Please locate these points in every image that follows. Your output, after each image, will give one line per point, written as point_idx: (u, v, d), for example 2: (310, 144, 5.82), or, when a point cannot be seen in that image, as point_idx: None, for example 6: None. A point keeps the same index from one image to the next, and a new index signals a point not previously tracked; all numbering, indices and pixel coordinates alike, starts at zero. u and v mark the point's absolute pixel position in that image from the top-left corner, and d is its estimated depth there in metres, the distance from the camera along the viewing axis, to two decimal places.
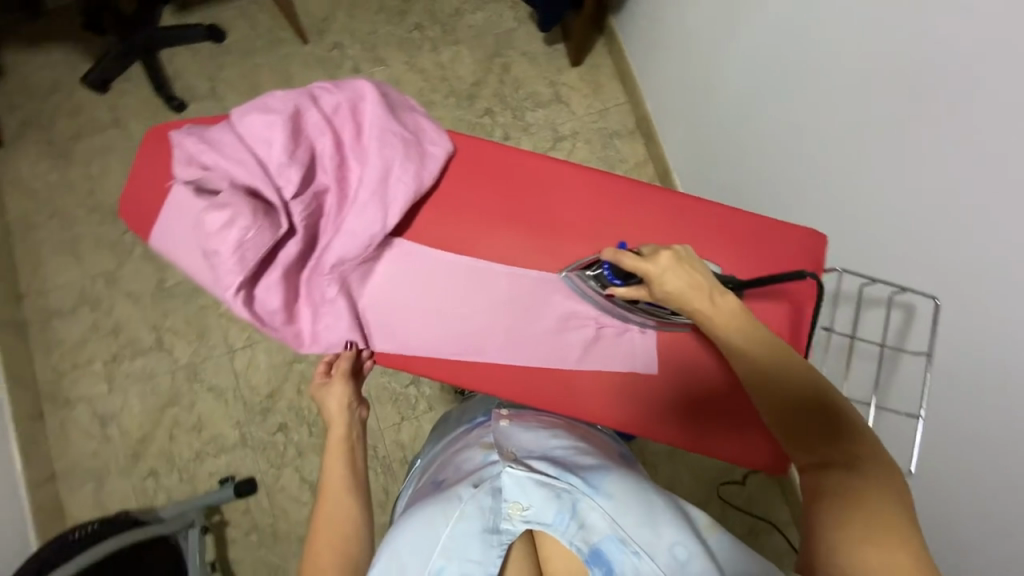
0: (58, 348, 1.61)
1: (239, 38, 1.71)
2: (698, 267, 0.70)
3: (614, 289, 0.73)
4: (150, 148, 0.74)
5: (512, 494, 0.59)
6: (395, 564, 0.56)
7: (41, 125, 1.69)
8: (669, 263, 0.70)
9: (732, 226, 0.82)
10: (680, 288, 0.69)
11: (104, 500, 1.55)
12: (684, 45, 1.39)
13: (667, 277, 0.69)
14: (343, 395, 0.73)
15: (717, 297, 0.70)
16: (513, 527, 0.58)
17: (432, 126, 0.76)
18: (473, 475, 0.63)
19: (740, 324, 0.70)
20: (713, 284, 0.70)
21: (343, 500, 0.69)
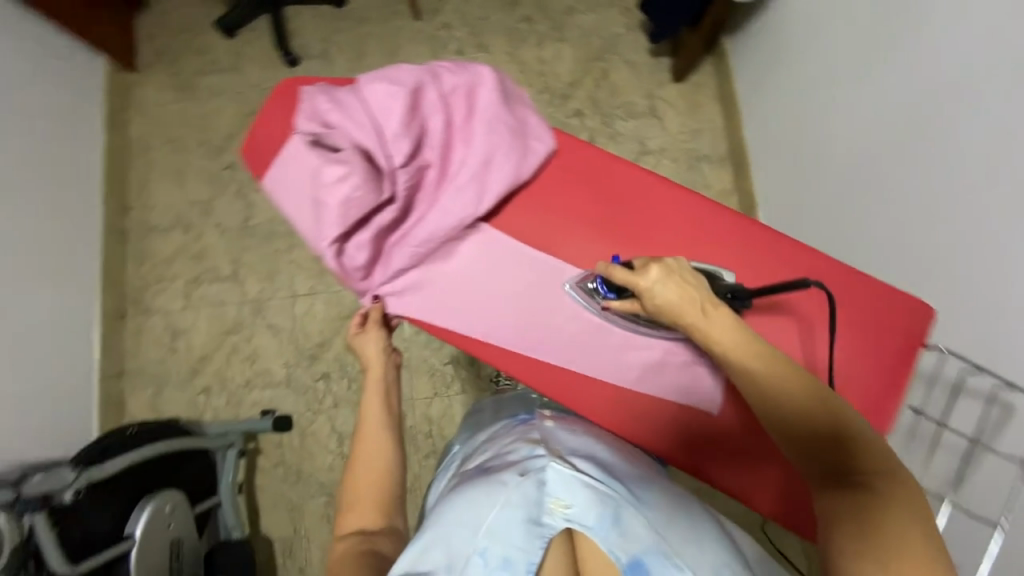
0: (149, 261, 1.78)
1: (357, 5, 1.79)
2: (688, 276, 0.66)
3: (608, 302, 0.71)
4: (281, 98, 0.80)
5: (557, 489, 0.58)
6: (440, 537, 0.57)
7: (172, 59, 1.85)
8: (659, 276, 0.65)
9: (827, 276, 0.78)
10: (671, 302, 0.65)
11: (161, 404, 1.71)
12: (802, 79, 1.31)
13: (658, 290, 0.65)
14: (377, 345, 0.75)
15: (711, 311, 0.64)
16: (555, 522, 0.57)
17: (540, 122, 0.76)
18: (517, 464, 0.62)
19: (735, 338, 0.63)
20: (705, 295, 0.65)
21: (381, 451, 0.71)
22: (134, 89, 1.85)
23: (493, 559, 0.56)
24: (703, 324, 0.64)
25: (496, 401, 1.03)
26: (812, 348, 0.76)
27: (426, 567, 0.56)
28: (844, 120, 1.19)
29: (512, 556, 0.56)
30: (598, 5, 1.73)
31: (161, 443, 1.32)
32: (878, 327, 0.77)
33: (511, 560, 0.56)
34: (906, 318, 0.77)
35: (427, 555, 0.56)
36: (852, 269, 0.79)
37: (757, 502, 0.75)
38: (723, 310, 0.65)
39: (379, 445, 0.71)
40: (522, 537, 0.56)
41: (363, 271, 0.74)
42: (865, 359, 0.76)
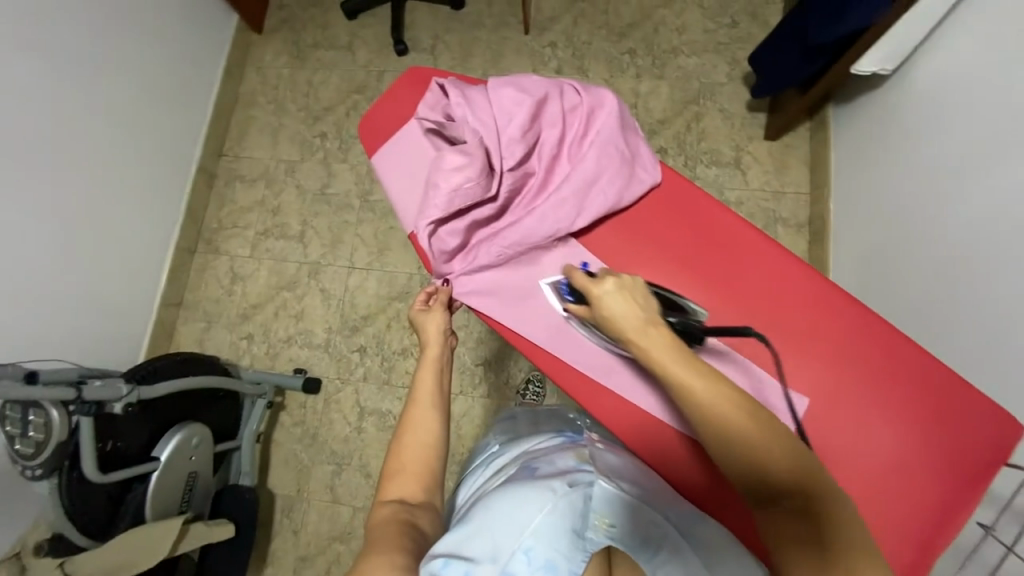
0: (229, 206, 1.90)
1: (472, 10, 1.87)
2: (640, 292, 0.65)
3: (567, 305, 0.72)
4: (410, 82, 0.85)
5: (601, 507, 0.62)
6: (486, 533, 0.55)
7: (294, 27, 1.99)
8: (612, 288, 0.65)
9: (909, 368, 0.74)
10: (616, 313, 0.63)
11: (206, 340, 1.80)
12: (901, 163, 1.25)
13: (607, 300, 0.64)
14: (437, 326, 0.75)
15: (651, 327, 0.62)
16: (598, 538, 0.59)
17: (650, 154, 0.77)
18: (565, 475, 0.65)
19: (682, 363, 0.59)
20: (652, 317, 0.63)
21: (428, 433, 0.72)
22: (254, 48, 2.00)
23: (536, 561, 0.55)
24: (646, 340, 0.61)
25: (531, 412, 1.03)
26: (875, 437, 0.72)
27: (472, 554, 0.53)
28: (940, 214, 1.12)
29: (555, 560, 0.56)
30: (705, 51, 1.74)
31: (206, 378, 1.37)
32: (958, 429, 0.72)
33: (555, 566, 0.55)
34: (990, 429, 0.72)
35: (472, 541, 0.54)
36: (934, 362, 0.74)
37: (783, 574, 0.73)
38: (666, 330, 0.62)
39: (427, 428, 0.72)
40: (567, 544, 0.57)
41: (448, 257, 0.76)
42: (933, 465, 0.72)
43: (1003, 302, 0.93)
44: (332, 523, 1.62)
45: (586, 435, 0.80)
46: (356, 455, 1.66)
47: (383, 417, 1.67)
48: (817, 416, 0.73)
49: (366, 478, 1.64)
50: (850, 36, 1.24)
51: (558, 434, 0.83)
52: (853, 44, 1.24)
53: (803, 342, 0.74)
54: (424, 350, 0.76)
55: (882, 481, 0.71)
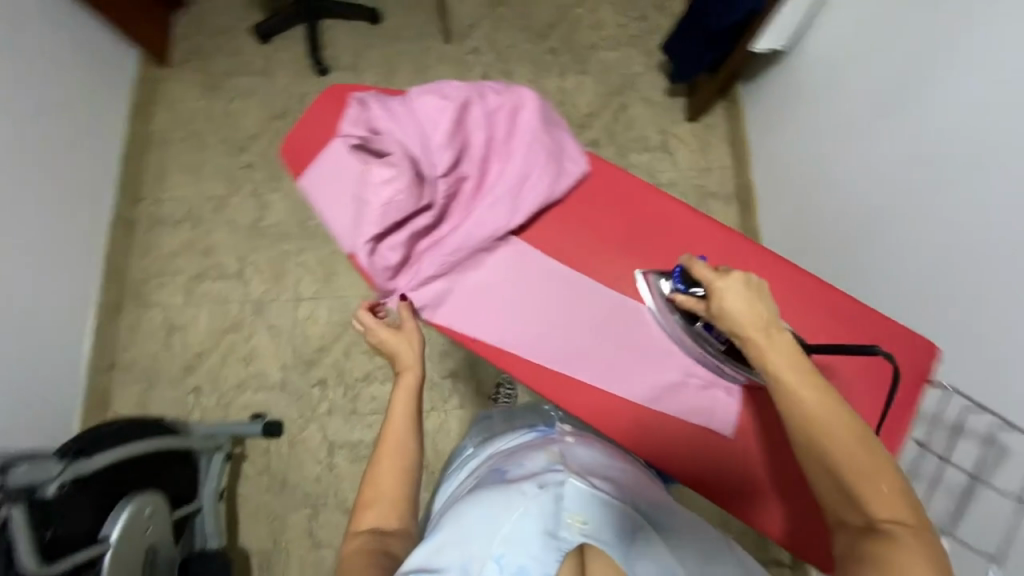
0: (153, 254, 1.76)
1: (391, 25, 1.85)
2: (767, 292, 0.63)
3: (676, 294, 0.70)
4: (328, 101, 0.83)
5: (574, 505, 0.62)
6: (455, 542, 0.60)
7: (202, 58, 1.88)
8: (737, 282, 0.63)
9: (843, 315, 0.80)
10: (736, 308, 0.62)
11: (149, 400, 1.66)
12: (809, 128, 1.36)
13: (730, 294, 0.62)
14: (389, 341, 0.72)
15: (773, 332, 0.61)
16: (573, 537, 0.58)
17: (575, 145, 0.78)
18: (535, 477, 0.67)
19: (785, 356, 0.60)
20: (774, 318, 0.62)
21: (403, 453, 0.70)
22: (161, 83, 1.88)
23: (508, 569, 0.56)
24: (764, 337, 0.61)
25: (502, 413, 1.02)
26: None
27: (439, 564, 0.59)
28: (850, 171, 1.22)
29: (528, 567, 0.56)
30: (621, 44, 1.81)
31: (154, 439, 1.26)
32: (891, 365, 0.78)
33: (527, 572, 0.56)
34: (912, 357, 0.79)
35: (444, 553, 0.60)
36: (864, 306, 0.81)
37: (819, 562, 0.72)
38: (787, 336, 0.61)
39: (399, 449, 0.70)
40: (539, 548, 0.57)
41: (391, 272, 0.74)
42: (872, 401, 0.77)
43: (919, 245, 1.03)
44: (316, 570, 1.53)
45: (556, 429, 0.81)
46: (331, 493, 1.58)
47: (354, 449, 1.60)
48: None
49: (347, 514, 1.57)
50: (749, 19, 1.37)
51: (526, 432, 0.83)
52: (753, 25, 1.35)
53: None
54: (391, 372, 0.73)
55: None
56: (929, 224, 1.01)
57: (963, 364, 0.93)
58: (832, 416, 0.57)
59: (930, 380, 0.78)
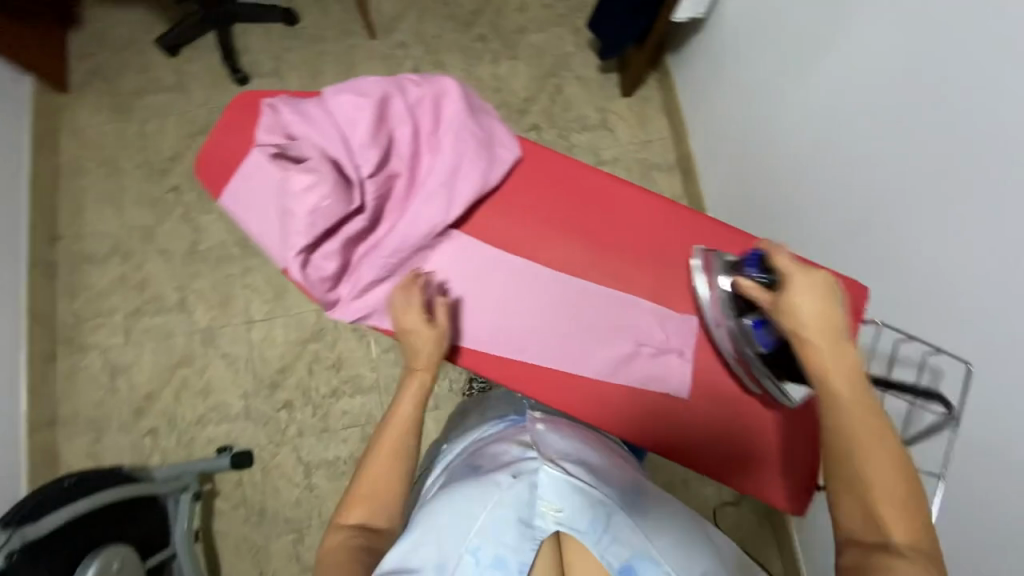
0: (82, 295, 1.63)
1: (310, 24, 1.76)
2: (839, 302, 0.63)
3: (741, 277, 0.69)
4: (241, 110, 0.78)
5: (548, 493, 0.64)
6: (430, 536, 0.61)
7: (106, 78, 1.74)
8: (812, 284, 0.63)
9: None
10: (806, 305, 0.62)
11: (101, 451, 1.55)
12: (734, 91, 1.40)
13: (802, 291, 0.63)
14: (416, 331, 0.69)
15: (837, 345, 0.61)
16: (547, 525, 0.62)
17: (505, 130, 0.77)
18: (509, 466, 0.69)
19: (845, 368, 0.60)
20: (842, 327, 0.62)
21: (395, 441, 0.68)
22: (63, 110, 1.72)
23: (485, 559, 0.59)
24: (829, 346, 0.61)
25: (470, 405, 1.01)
26: None
27: (416, 563, 0.60)
28: (776, 129, 1.27)
29: (504, 555, 0.60)
30: (549, 25, 1.80)
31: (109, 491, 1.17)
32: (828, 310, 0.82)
33: (504, 559, 0.60)
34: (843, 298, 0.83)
35: (418, 550, 0.61)
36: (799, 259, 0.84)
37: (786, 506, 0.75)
38: (851, 350, 0.61)
39: (396, 443, 0.68)
40: (515, 537, 0.61)
41: (330, 282, 0.71)
42: None
43: (842, 193, 1.09)
44: None
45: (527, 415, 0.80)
46: (314, 515, 1.54)
47: (332, 467, 1.56)
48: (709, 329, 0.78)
49: None
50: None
51: (497, 423, 0.84)
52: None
53: None
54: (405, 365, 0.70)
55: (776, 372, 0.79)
56: (847, 172, 1.07)
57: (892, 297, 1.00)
58: (876, 434, 0.58)
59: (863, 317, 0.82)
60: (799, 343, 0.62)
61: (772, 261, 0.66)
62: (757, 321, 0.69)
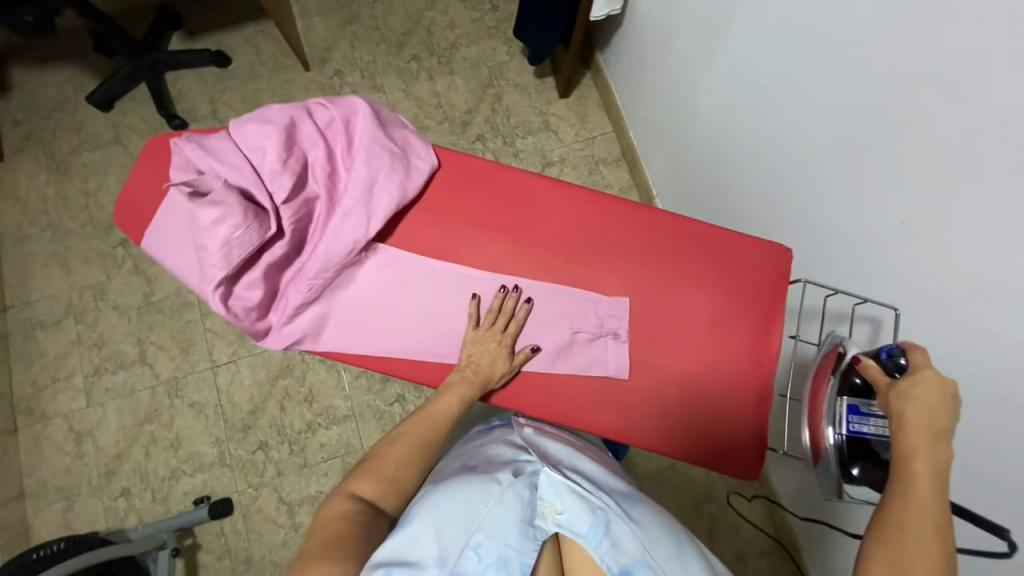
0: (37, 362, 1.59)
1: (243, 64, 1.78)
2: (954, 416, 0.57)
3: (868, 358, 0.64)
4: (157, 151, 0.78)
5: (548, 494, 0.66)
6: (431, 526, 0.61)
7: (41, 140, 1.72)
8: (936, 384, 0.57)
9: (709, 240, 0.83)
10: (920, 394, 0.57)
11: (72, 520, 1.49)
12: (658, 78, 1.43)
13: (919, 383, 0.58)
14: (500, 351, 0.76)
15: (937, 445, 0.55)
16: (546, 525, 0.64)
17: (420, 140, 0.79)
18: (509, 464, 0.70)
19: (933, 466, 0.55)
20: (947, 433, 0.56)
21: (428, 426, 0.72)
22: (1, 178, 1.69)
23: (486, 557, 0.60)
24: (926, 442, 0.55)
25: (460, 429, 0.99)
26: (694, 307, 0.81)
27: (415, 555, 0.59)
28: (695, 109, 1.30)
29: (507, 555, 0.61)
30: (480, 38, 1.85)
31: (102, 551, 1.14)
32: (758, 277, 0.82)
33: (506, 559, 0.60)
34: (771, 259, 0.83)
35: (417, 543, 0.60)
36: (727, 230, 0.84)
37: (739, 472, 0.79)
38: (947, 452, 0.55)
39: (432, 427, 0.73)
40: (517, 538, 0.62)
41: (257, 312, 0.72)
42: (744, 312, 0.81)
43: (761, 163, 1.13)
44: None
45: (511, 420, 0.81)
46: None
47: (315, 502, 1.53)
48: (637, 309, 0.80)
49: None
50: None
51: (483, 428, 0.83)
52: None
53: (617, 255, 0.81)
54: (458, 366, 0.75)
55: (712, 344, 0.80)
56: (760, 142, 1.12)
57: (818, 256, 1.03)
58: (935, 534, 0.52)
59: (790, 278, 0.82)
60: (896, 423, 0.58)
61: (905, 357, 0.61)
62: (854, 404, 0.66)
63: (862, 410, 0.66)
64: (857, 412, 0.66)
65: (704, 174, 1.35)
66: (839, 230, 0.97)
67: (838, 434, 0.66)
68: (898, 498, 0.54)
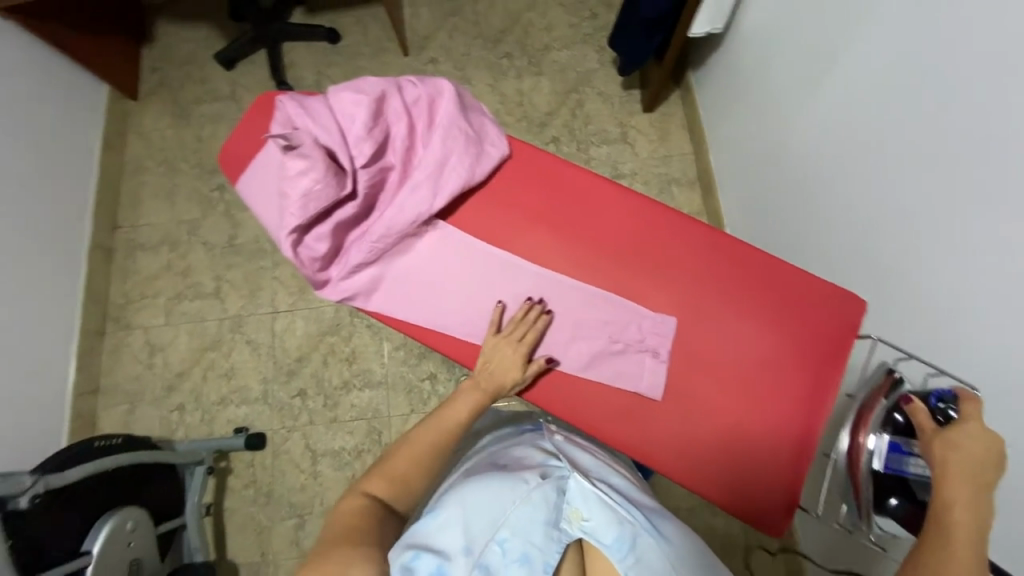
0: (133, 279, 1.80)
1: (351, 43, 1.92)
2: (997, 466, 0.57)
3: (918, 403, 0.62)
4: (264, 106, 0.86)
5: (575, 500, 0.66)
6: (459, 517, 0.62)
7: (172, 87, 1.95)
8: (980, 437, 0.58)
9: (769, 274, 0.78)
10: (965, 444, 0.57)
11: (133, 421, 1.68)
12: (750, 102, 1.37)
13: (966, 435, 0.58)
14: (516, 360, 0.75)
15: (979, 497, 0.55)
16: (572, 530, 0.64)
17: (495, 129, 0.81)
18: (538, 467, 0.70)
19: (977, 515, 0.54)
20: (988, 486, 0.56)
21: (439, 433, 0.73)
22: (134, 115, 1.94)
23: (512, 552, 0.60)
24: (969, 491, 0.56)
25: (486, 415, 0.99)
26: (741, 339, 0.77)
27: (447, 542, 0.60)
28: (786, 144, 1.23)
29: (531, 553, 0.61)
30: (574, 43, 1.86)
31: (159, 452, 1.32)
32: (821, 322, 0.76)
33: (530, 558, 0.60)
34: (837, 305, 0.77)
35: (445, 533, 0.61)
36: (795, 267, 0.79)
37: (765, 527, 0.73)
38: (988, 504, 0.55)
39: (444, 432, 0.73)
40: (541, 539, 0.62)
41: (320, 263, 0.78)
42: (795, 355, 0.76)
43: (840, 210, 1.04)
44: None
45: (543, 426, 0.81)
46: (316, 502, 1.59)
47: (337, 456, 1.61)
48: (678, 328, 0.78)
49: None
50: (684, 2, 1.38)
51: (512, 431, 0.83)
52: (685, 10, 1.38)
53: (668, 272, 0.79)
54: (473, 375, 0.76)
55: (752, 381, 0.76)
56: (843, 187, 1.04)
57: (887, 312, 0.94)
58: None
59: (858, 330, 0.76)
60: (939, 468, 0.58)
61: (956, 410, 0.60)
62: (896, 443, 0.65)
63: (904, 447, 0.64)
64: (897, 450, 0.64)
65: (780, 209, 1.27)
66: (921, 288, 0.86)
67: (872, 467, 0.66)
68: (937, 540, 0.54)
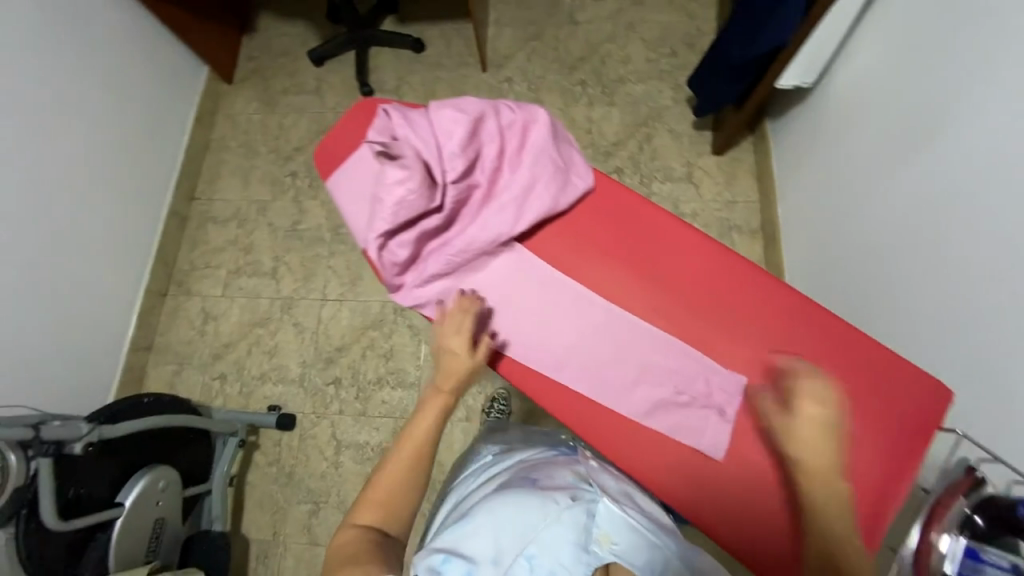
0: (199, 248, 1.91)
1: (434, 54, 1.99)
2: (831, 441, 0.65)
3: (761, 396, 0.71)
4: (365, 111, 0.90)
5: (605, 524, 0.63)
6: (488, 527, 0.60)
7: (263, 76, 2.08)
8: (811, 419, 0.66)
9: (850, 350, 0.76)
10: (800, 431, 0.66)
11: (177, 382, 1.77)
12: (829, 159, 1.34)
13: (802, 422, 0.67)
14: (459, 352, 0.75)
15: (832, 481, 0.65)
16: (601, 553, 0.59)
17: (583, 161, 0.82)
18: (569, 489, 0.68)
19: (835, 505, 0.64)
20: (830, 465, 0.65)
21: (413, 449, 0.71)
22: (225, 97, 2.08)
23: (540, 568, 0.58)
24: (822, 486, 0.64)
25: (518, 430, 0.98)
26: None
27: (475, 549, 0.58)
28: (864, 209, 1.19)
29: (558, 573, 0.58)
30: (650, 78, 1.87)
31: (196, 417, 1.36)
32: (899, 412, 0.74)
33: None
34: (918, 396, 0.74)
35: (474, 540, 0.59)
36: (878, 348, 0.76)
37: None
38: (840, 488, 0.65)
39: (417, 447, 0.71)
40: (570, 558, 0.59)
41: (399, 268, 0.81)
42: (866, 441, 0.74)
43: (918, 286, 0.99)
44: (309, 565, 1.55)
45: (578, 451, 0.80)
46: (333, 491, 1.61)
47: (360, 450, 1.64)
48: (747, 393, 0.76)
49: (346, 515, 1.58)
50: (774, 54, 1.36)
51: (545, 451, 0.82)
52: (772, 65, 1.37)
53: (743, 331, 0.78)
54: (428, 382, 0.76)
55: None
56: (920, 262, 0.99)
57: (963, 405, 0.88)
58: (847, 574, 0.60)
59: (937, 426, 0.73)
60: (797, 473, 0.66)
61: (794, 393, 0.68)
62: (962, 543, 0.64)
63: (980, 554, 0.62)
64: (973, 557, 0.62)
65: (850, 272, 1.22)
66: (996, 387, 0.80)
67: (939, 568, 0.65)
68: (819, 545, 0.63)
